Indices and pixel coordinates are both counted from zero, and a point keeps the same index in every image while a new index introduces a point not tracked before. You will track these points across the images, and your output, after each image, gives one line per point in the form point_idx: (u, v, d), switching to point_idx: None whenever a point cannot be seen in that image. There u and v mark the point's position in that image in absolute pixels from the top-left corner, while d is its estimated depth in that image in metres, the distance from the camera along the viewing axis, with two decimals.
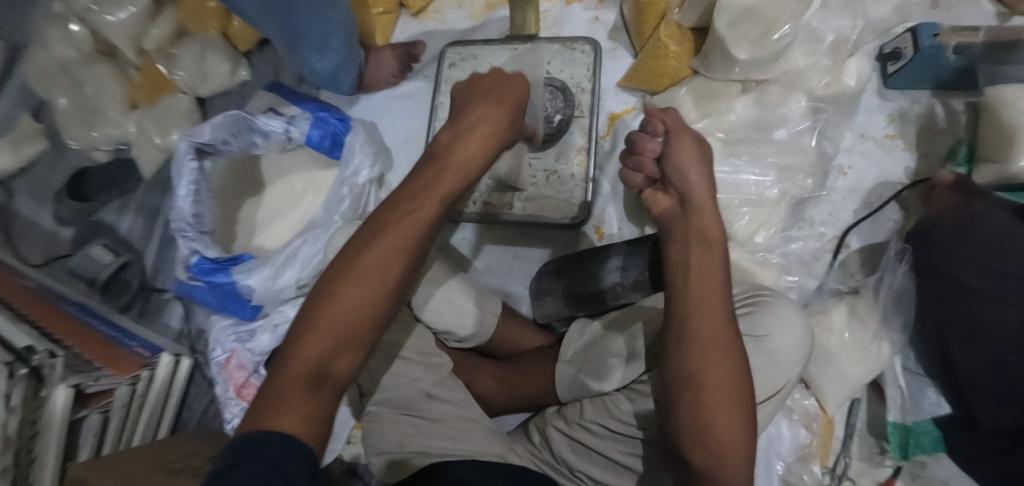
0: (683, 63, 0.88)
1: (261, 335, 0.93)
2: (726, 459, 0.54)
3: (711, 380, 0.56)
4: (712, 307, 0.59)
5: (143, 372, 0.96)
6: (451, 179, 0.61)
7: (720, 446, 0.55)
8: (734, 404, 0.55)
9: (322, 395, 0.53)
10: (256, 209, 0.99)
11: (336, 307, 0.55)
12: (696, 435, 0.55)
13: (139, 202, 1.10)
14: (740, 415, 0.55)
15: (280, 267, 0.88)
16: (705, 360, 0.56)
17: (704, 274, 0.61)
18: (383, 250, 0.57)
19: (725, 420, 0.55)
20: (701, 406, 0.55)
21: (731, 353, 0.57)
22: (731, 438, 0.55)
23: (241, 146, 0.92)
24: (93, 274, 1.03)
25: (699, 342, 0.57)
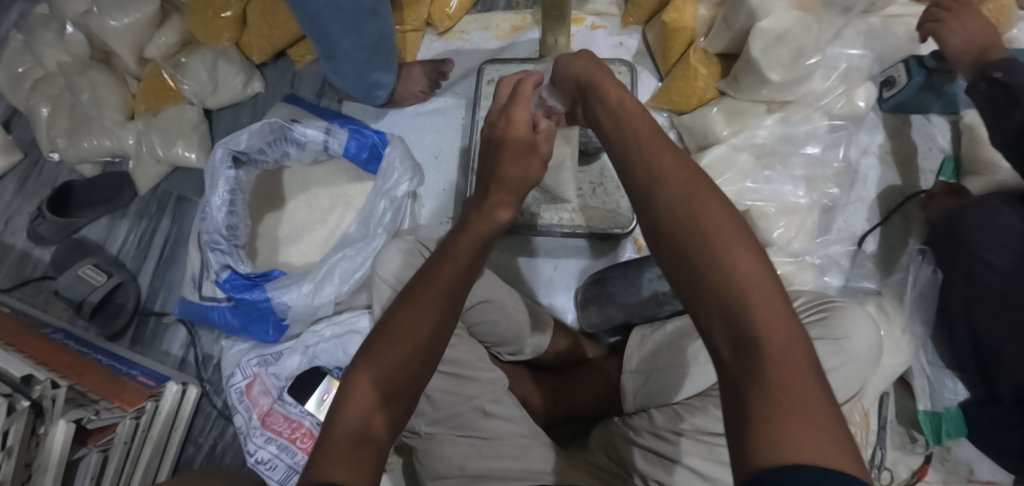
0: (710, 85, 0.92)
1: (289, 357, 0.87)
2: (746, 299, 0.39)
3: (705, 255, 0.41)
4: (694, 191, 0.43)
5: (148, 404, 0.84)
6: (477, 230, 0.62)
7: (730, 282, 0.40)
8: (753, 288, 0.39)
9: (364, 456, 0.50)
10: (278, 224, 0.94)
11: (374, 363, 0.54)
12: (693, 285, 0.41)
13: (135, 217, 1.04)
14: (774, 305, 0.39)
15: (320, 281, 0.86)
16: (700, 248, 0.41)
17: (664, 150, 0.46)
18: (415, 307, 0.56)
19: (721, 251, 0.41)
20: (683, 249, 0.42)
21: (691, 178, 0.44)
22: (739, 271, 0.40)
23: (275, 156, 0.91)
24: (80, 298, 0.94)
25: (684, 227, 0.42)
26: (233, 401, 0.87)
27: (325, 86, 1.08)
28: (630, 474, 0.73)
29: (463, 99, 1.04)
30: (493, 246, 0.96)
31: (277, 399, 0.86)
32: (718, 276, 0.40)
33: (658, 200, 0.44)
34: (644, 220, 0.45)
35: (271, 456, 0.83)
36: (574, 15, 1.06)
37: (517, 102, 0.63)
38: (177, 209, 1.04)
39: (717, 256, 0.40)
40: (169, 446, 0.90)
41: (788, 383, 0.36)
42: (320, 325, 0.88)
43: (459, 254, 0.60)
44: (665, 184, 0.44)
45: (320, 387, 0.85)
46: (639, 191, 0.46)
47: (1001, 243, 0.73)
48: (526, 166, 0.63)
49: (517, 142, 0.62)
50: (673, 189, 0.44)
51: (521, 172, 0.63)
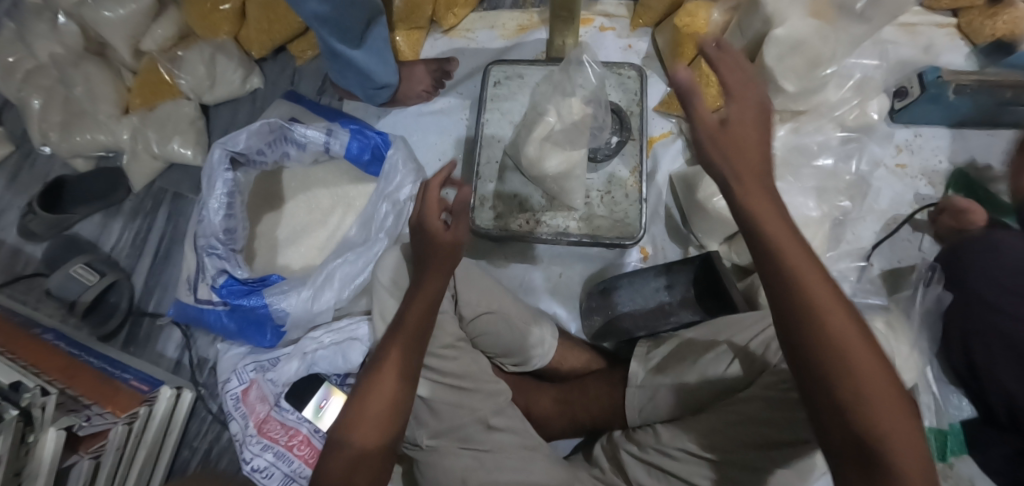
0: (721, 92, 0.91)
1: (287, 363, 0.84)
2: (876, 422, 0.48)
3: (847, 379, 0.48)
4: (833, 315, 0.49)
5: (141, 409, 0.82)
6: (415, 318, 0.70)
7: (867, 404, 0.48)
8: (883, 409, 0.48)
9: (366, 464, 0.68)
10: (276, 226, 0.92)
11: (369, 394, 0.70)
12: (836, 401, 0.49)
13: (129, 214, 1.01)
14: (900, 422, 0.48)
15: (319, 287, 0.84)
16: (841, 380, 0.48)
17: (805, 266, 0.49)
18: (394, 348, 0.71)
19: (867, 372, 0.48)
20: (829, 367, 0.49)
21: (835, 296, 0.49)
22: (876, 393, 0.48)
23: (274, 157, 0.88)
24: (74, 297, 0.92)
25: (834, 359, 0.48)
26: (229, 406, 0.85)
27: (326, 83, 1.06)
28: None
29: (468, 100, 1.02)
30: (495, 251, 0.95)
31: (274, 407, 0.85)
32: (866, 407, 0.48)
33: (814, 325, 0.49)
34: (787, 332, 0.50)
35: (268, 464, 0.82)
36: (583, 15, 1.04)
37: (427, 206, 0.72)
38: (173, 207, 1.02)
39: (856, 383, 0.48)
40: (163, 451, 0.88)
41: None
42: (319, 331, 0.85)
43: (408, 333, 0.71)
44: (824, 322, 0.48)
45: (319, 392, 0.85)
46: (784, 304, 0.50)
47: (1000, 282, 0.74)
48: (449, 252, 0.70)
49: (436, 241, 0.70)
50: (823, 319, 0.49)
51: (444, 262, 0.71)
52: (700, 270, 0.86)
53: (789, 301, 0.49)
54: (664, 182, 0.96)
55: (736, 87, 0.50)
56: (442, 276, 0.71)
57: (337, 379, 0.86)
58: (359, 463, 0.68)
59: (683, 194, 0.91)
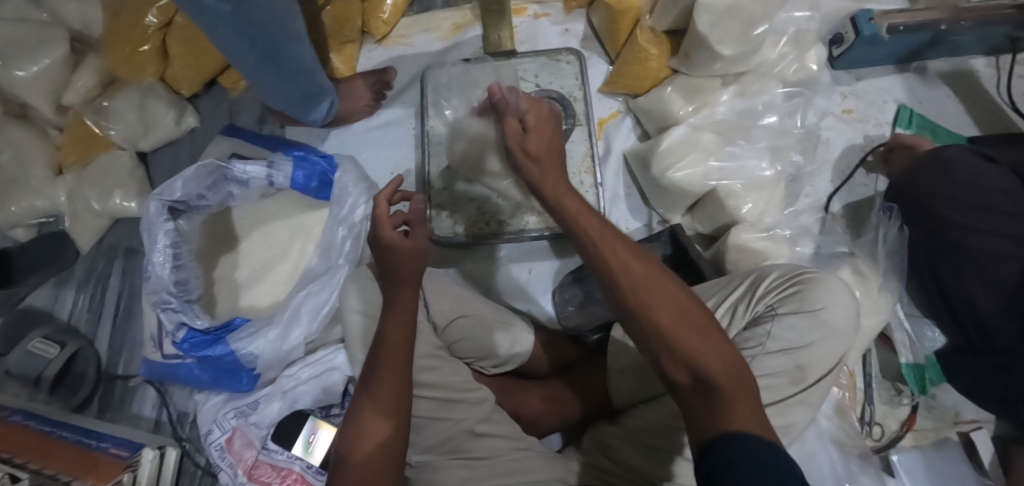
0: (662, 64, 0.90)
1: (268, 404, 0.84)
2: (690, 332, 0.51)
3: (652, 297, 0.53)
4: (619, 251, 0.56)
5: (125, 476, 0.79)
6: (397, 332, 0.68)
7: (679, 318, 0.52)
8: (690, 322, 0.52)
9: (392, 460, 0.64)
10: (234, 267, 0.89)
11: (379, 388, 0.66)
12: (653, 317, 0.52)
13: (81, 278, 0.98)
14: (709, 333, 0.52)
15: (287, 325, 0.82)
16: (647, 300, 0.53)
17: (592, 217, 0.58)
18: (394, 342, 0.67)
19: (668, 292, 0.54)
20: (634, 285, 0.54)
21: (624, 238, 0.57)
22: (680, 309, 0.53)
23: (218, 199, 0.87)
24: (37, 373, 0.89)
25: (627, 279, 0.54)
26: (215, 458, 0.83)
27: (265, 112, 1.03)
28: (631, 472, 0.72)
29: (412, 108, 1.00)
30: (463, 257, 0.93)
31: (261, 449, 0.83)
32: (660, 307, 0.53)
33: (600, 251, 0.56)
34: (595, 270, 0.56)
35: None
36: (515, 6, 1.02)
37: (383, 217, 0.71)
38: (126, 262, 0.99)
39: (658, 300, 0.53)
40: None
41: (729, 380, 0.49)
42: (295, 368, 0.85)
43: (393, 349, 0.67)
44: (611, 253, 0.56)
45: (305, 428, 0.83)
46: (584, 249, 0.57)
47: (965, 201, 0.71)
48: (418, 263, 0.71)
49: (405, 253, 0.70)
50: (612, 252, 0.55)
51: (410, 273, 0.70)
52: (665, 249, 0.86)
53: (586, 240, 0.57)
54: (620, 162, 0.95)
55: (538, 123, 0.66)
56: (412, 285, 0.70)
57: (322, 412, 0.84)
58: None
59: (640, 173, 0.90)
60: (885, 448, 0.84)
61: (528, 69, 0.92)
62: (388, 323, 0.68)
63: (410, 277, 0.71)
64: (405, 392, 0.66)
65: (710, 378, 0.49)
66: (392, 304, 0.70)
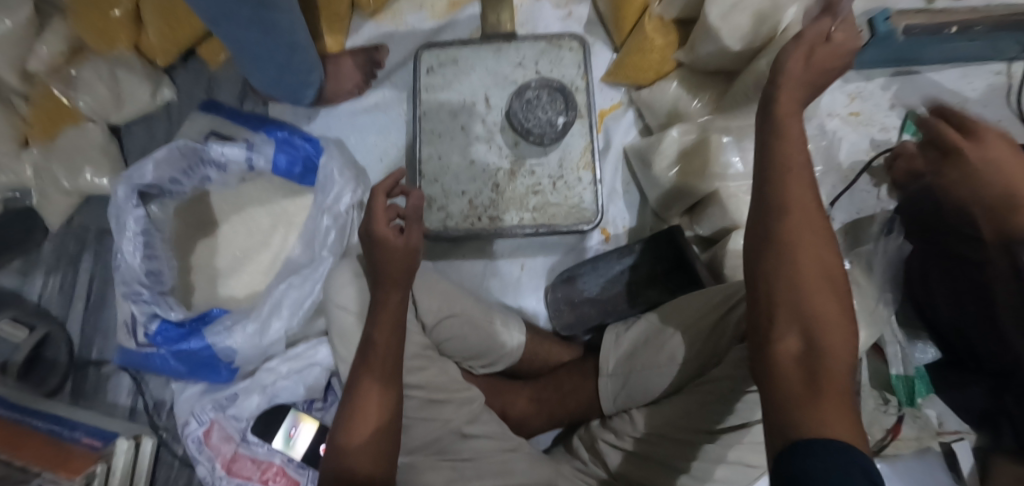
0: (667, 57, 0.86)
1: (246, 398, 0.82)
2: (821, 330, 0.42)
3: (795, 277, 0.44)
4: (800, 219, 0.45)
5: (98, 468, 0.77)
6: (385, 336, 0.66)
7: (812, 311, 0.43)
8: (825, 323, 0.43)
9: (382, 460, 0.64)
10: (212, 254, 0.86)
11: (367, 387, 0.65)
12: (790, 295, 0.44)
13: (51, 258, 0.95)
14: (839, 340, 0.42)
15: (265, 319, 0.79)
16: (794, 278, 0.44)
17: (799, 141, 0.47)
18: (382, 343, 0.66)
19: (819, 285, 0.44)
20: (791, 256, 0.44)
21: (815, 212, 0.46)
22: (824, 306, 0.43)
23: (193, 183, 0.83)
24: (4, 359, 0.87)
25: (784, 243, 0.45)
26: (192, 450, 0.81)
27: (246, 88, 0.98)
28: (618, 479, 0.71)
29: (403, 90, 0.96)
30: (452, 250, 0.91)
31: (241, 443, 0.81)
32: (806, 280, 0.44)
33: (775, 205, 0.46)
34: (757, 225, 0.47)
35: None
36: None
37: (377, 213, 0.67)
38: (98, 246, 0.96)
39: (801, 282, 0.44)
40: None
41: (834, 386, 0.41)
42: (275, 362, 0.83)
43: (380, 352, 0.66)
44: (788, 213, 0.45)
45: (286, 421, 0.81)
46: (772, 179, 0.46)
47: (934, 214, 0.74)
48: (413, 262, 0.68)
49: (395, 253, 0.66)
50: (788, 201, 0.45)
51: (400, 272, 0.67)
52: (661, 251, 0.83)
53: (770, 164, 0.47)
54: (619, 157, 0.92)
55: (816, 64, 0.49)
56: (401, 287, 0.67)
57: (304, 405, 0.84)
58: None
59: (639, 170, 0.87)
60: (875, 456, 0.83)
61: (527, 55, 0.86)
62: (374, 324, 0.66)
63: (401, 276, 0.67)
64: (393, 392, 0.65)
65: (828, 387, 0.40)
66: (381, 303, 0.67)
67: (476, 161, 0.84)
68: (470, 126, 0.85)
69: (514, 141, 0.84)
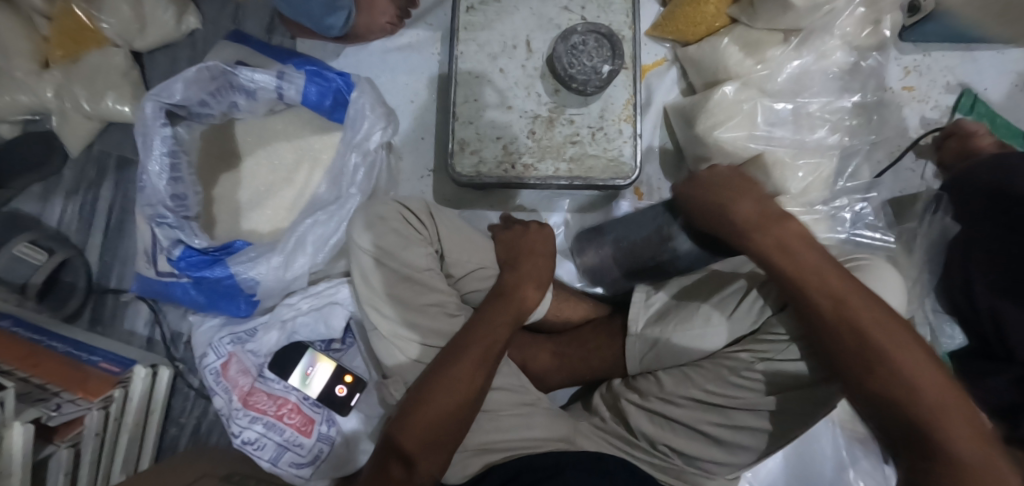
0: (721, 11, 0.82)
1: (266, 333, 0.81)
2: (924, 397, 0.55)
3: (886, 365, 0.57)
4: (857, 311, 0.59)
5: (116, 392, 0.79)
6: (499, 325, 0.70)
7: (917, 382, 0.55)
8: (929, 392, 0.55)
9: (440, 442, 0.63)
10: (235, 186, 0.84)
11: (459, 367, 0.66)
12: (884, 383, 0.56)
13: (69, 185, 0.94)
14: (943, 393, 0.55)
15: (290, 253, 0.78)
16: (882, 364, 0.57)
17: (798, 247, 0.64)
18: (485, 337, 0.69)
19: (905, 355, 0.56)
20: (866, 345, 0.58)
21: (865, 300, 0.59)
22: (921, 372, 0.56)
23: (221, 108, 0.81)
24: (23, 280, 0.85)
25: (857, 336, 0.58)
26: (209, 382, 0.81)
27: (274, 20, 0.94)
28: (639, 438, 0.71)
29: (438, 31, 0.92)
30: (478, 200, 0.89)
31: (258, 378, 0.82)
32: (889, 357, 0.57)
33: (830, 311, 0.60)
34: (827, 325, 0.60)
35: (259, 436, 0.79)
36: None
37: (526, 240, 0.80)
38: (117, 175, 0.95)
39: (895, 370, 0.56)
40: (149, 430, 0.87)
41: (955, 441, 0.53)
42: (295, 298, 0.81)
43: (484, 342, 0.68)
44: (844, 312, 0.59)
45: (303, 360, 0.82)
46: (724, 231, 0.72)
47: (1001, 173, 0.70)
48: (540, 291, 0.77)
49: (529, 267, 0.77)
50: (836, 297, 0.60)
51: (530, 292, 0.75)
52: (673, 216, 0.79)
53: (781, 273, 0.64)
54: (659, 115, 0.90)
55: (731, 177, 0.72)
56: (517, 304, 0.73)
57: (322, 345, 0.85)
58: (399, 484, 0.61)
59: (680, 129, 0.85)
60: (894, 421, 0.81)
61: None
62: (493, 317, 0.71)
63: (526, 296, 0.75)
64: (479, 385, 0.66)
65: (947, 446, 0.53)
66: (500, 300, 0.73)
67: (513, 106, 0.81)
68: (509, 69, 0.82)
69: (554, 88, 0.81)
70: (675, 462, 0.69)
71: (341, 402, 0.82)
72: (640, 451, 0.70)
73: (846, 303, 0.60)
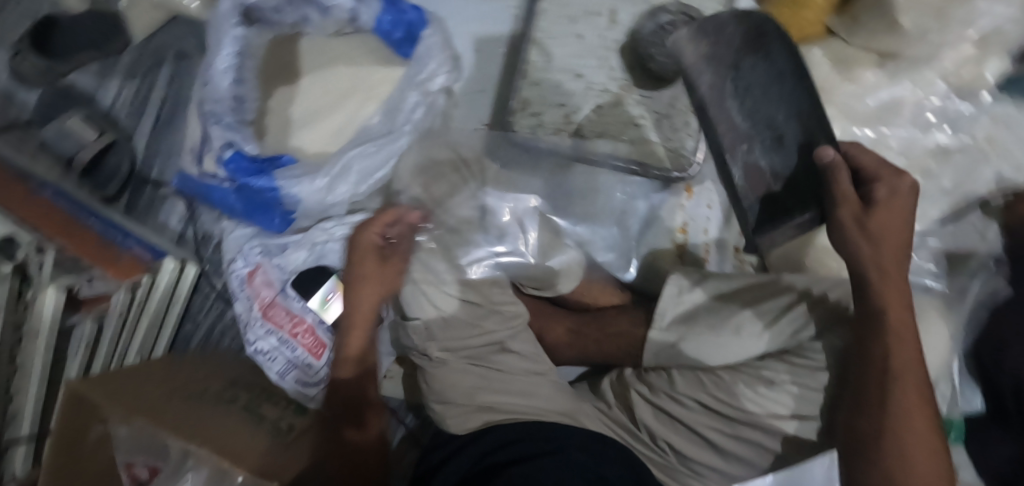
0: (819, 19, 0.80)
1: (295, 251, 0.83)
2: (916, 448, 0.53)
3: (895, 410, 0.55)
4: (900, 350, 0.57)
5: (143, 278, 0.81)
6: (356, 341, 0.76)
7: (914, 434, 0.54)
8: (923, 447, 0.54)
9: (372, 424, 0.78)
10: (289, 101, 0.86)
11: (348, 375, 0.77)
12: (875, 426, 0.55)
13: (127, 69, 0.95)
14: (933, 453, 0.53)
15: (334, 178, 0.77)
16: (890, 406, 0.55)
17: (893, 273, 0.60)
18: (355, 347, 0.76)
19: (919, 410, 0.55)
20: (887, 387, 0.56)
21: (913, 348, 0.58)
22: (922, 426, 0.54)
23: (293, 18, 0.78)
24: (70, 154, 0.87)
25: (885, 374, 0.57)
26: (234, 286, 0.84)
27: None
28: (641, 431, 0.70)
29: None
30: None
31: (279, 292, 0.83)
32: (905, 404, 0.55)
33: (874, 346, 0.58)
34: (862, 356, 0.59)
35: (271, 348, 0.82)
36: None
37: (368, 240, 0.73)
38: (175, 68, 0.96)
39: (899, 416, 0.55)
40: (167, 321, 0.89)
41: None
42: (330, 224, 0.82)
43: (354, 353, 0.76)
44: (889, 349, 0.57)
45: (325, 284, 0.84)
46: (853, 268, 0.62)
47: None
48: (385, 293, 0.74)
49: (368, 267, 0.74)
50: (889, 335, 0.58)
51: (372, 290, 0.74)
52: (810, 100, 0.67)
53: (867, 282, 0.60)
54: None
55: (896, 200, 0.62)
56: (366, 313, 0.75)
57: None
58: (367, 451, 0.76)
59: None
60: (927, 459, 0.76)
61: None
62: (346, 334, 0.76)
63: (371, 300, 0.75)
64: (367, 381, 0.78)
65: None
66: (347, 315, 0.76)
67: (582, 76, 0.83)
68: (587, 35, 0.83)
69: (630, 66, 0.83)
70: (669, 460, 0.69)
71: None
72: (638, 442, 0.70)
73: (897, 343, 0.58)
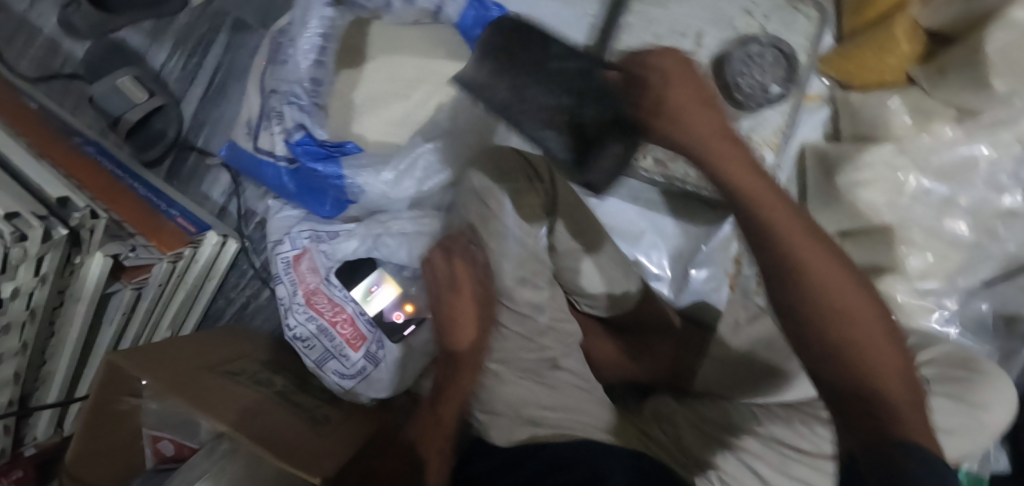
0: (901, 66, 0.79)
1: (346, 240, 0.78)
2: (883, 375, 0.42)
3: (836, 325, 0.43)
4: (803, 256, 0.44)
5: (186, 251, 0.79)
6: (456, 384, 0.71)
7: (882, 362, 0.42)
8: (886, 374, 0.42)
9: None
10: (352, 85, 0.83)
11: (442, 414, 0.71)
12: (824, 349, 0.43)
13: (180, 31, 0.92)
14: (891, 366, 0.42)
15: (401, 172, 0.77)
16: (835, 322, 0.43)
17: (750, 170, 0.46)
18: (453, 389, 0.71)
19: (863, 325, 0.43)
20: (819, 290, 0.43)
21: (831, 251, 0.45)
22: (871, 343, 0.43)
23: (376, 4, 0.78)
24: (118, 114, 0.84)
25: (793, 277, 0.44)
26: (279, 269, 0.81)
27: None
28: None
29: None
30: None
31: (324, 280, 0.79)
32: (837, 314, 0.43)
33: (775, 247, 0.45)
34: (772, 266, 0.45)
35: (310, 335, 0.80)
36: None
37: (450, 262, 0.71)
38: (231, 36, 0.92)
39: (848, 336, 0.43)
40: (201, 295, 0.87)
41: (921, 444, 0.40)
42: (386, 217, 0.78)
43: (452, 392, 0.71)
44: (807, 252, 0.44)
45: (370, 276, 0.78)
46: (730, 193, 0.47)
47: None
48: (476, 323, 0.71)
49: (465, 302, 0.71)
50: (783, 235, 0.44)
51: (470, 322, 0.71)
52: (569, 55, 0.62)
53: (737, 191, 0.46)
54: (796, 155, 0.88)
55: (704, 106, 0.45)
56: (472, 356, 0.71)
57: (393, 268, 0.79)
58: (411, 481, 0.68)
59: (817, 175, 0.83)
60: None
61: (760, 4, 0.77)
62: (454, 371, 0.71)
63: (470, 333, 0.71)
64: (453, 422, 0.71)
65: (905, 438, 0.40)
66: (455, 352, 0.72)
67: None
68: None
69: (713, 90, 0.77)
70: None
71: (394, 328, 0.78)
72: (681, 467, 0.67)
73: (782, 237, 0.45)
